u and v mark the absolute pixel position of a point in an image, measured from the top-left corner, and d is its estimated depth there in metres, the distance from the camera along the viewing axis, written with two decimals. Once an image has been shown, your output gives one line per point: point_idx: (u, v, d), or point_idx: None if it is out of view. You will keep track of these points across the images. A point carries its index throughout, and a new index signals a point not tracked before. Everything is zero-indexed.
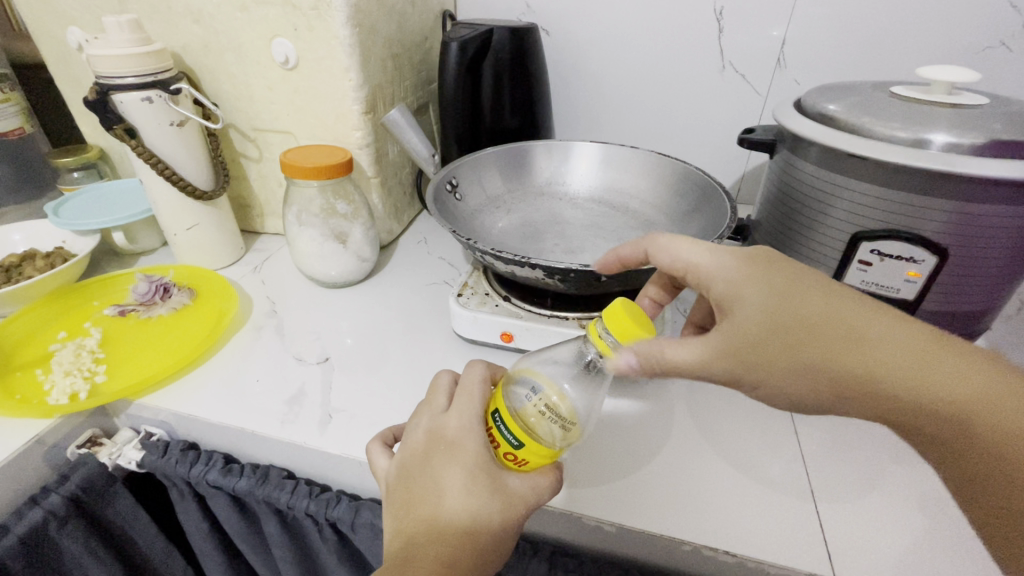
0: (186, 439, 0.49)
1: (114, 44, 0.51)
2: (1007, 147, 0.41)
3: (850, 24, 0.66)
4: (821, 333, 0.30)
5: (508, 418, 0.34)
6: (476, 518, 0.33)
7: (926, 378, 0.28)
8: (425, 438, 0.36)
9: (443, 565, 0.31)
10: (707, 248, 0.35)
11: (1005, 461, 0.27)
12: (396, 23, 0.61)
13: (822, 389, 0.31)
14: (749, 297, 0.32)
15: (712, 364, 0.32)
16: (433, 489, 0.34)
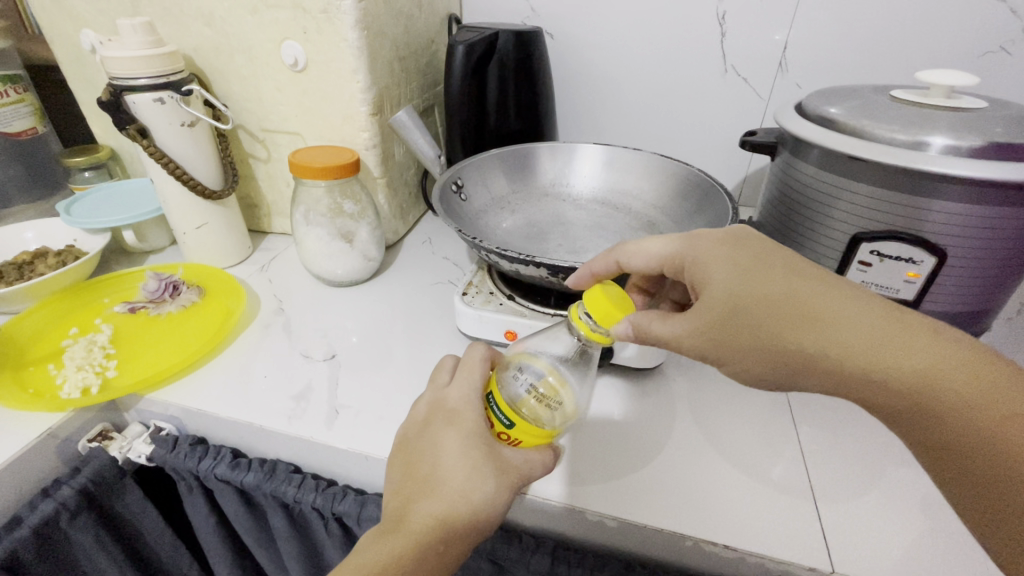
0: (195, 434, 0.50)
1: (127, 46, 0.52)
2: (1005, 150, 0.41)
3: (852, 28, 0.67)
4: (777, 313, 0.32)
5: (501, 400, 0.35)
6: (474, 476, 0.33)
7: (886, 355, 0.30)
8: (426, 408, 0.38)
9: (438, 520, 0.32)
10: (679, 236, 0.37)
11: (953, 424, 0.29)
12: (404, 27, 0.62)
13: (779, 364, 0.33)
14: (717, 277, 0.34)
15: (686, 342, 0.35)
16: (432, 451, 0.35)
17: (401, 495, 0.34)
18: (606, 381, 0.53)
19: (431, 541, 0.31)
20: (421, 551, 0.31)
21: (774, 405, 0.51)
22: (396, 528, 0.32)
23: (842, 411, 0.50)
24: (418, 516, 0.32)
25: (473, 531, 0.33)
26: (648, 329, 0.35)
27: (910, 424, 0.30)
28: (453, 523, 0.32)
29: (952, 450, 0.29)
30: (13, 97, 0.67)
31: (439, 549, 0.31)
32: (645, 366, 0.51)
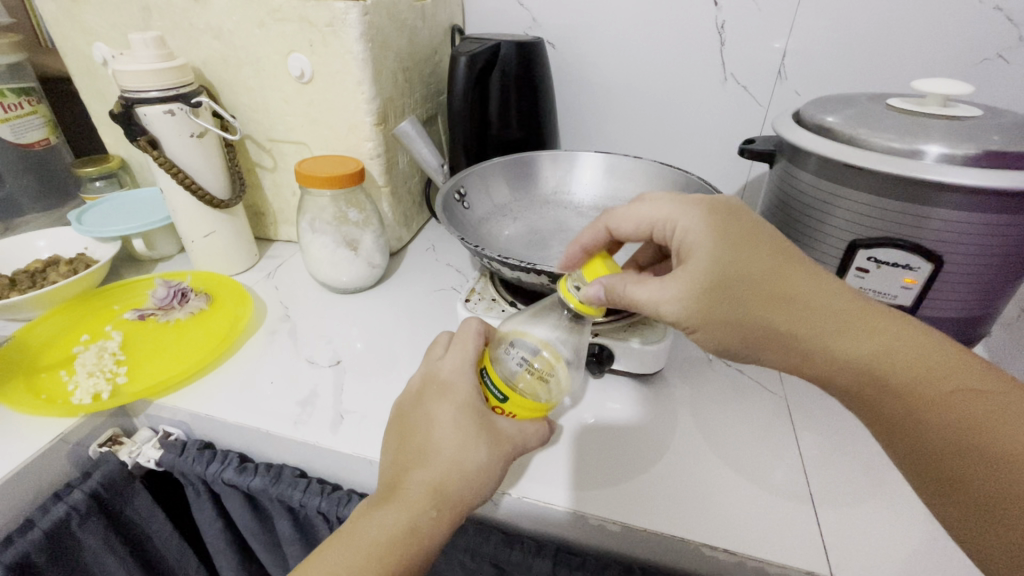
0: (203, 439, 0.51)
1: (139, 60, 0.53)
2: (998, 157, 0.42)
3: (850, 36, 0.67)
4: (756, 291, 0.33)
5: (495, 376, 0.37)
6: (466, 445, 0.34)
7: (850, 335, 0.32)
8: (421, 381, 0.39)
9: (432, 488, 0.33)
10: (675, 201, 0.37)
11: (905, 400, 0.32)
12: (407, 38, 0.63)
13: (750, 340, 0.34)
14: (705, 249, 0.34)
15: (666, 306, 0.35)
16: (426, 422, 0.36)
17: (396, 466, 0.35)
18: (608, 387, 0.53)
19: (424, 509, 0.32)
20: (416, 519, 0.32)
21: (774, 410, 0.51)
22: (392, 495, 0.33)
23: (842, 417, 0.51)
24: (411, 485, 0.33)
25: (467, 498, 0.34)
26: (621, 290, 0.35)
27: (866, 399, 0.33)
28: (446, 491, 0.33)
29: (901, 426, 0.32)
30: (26, 109, 0.69)
31: (433, 514, 0.32)
32: (647, 370, 0.51)
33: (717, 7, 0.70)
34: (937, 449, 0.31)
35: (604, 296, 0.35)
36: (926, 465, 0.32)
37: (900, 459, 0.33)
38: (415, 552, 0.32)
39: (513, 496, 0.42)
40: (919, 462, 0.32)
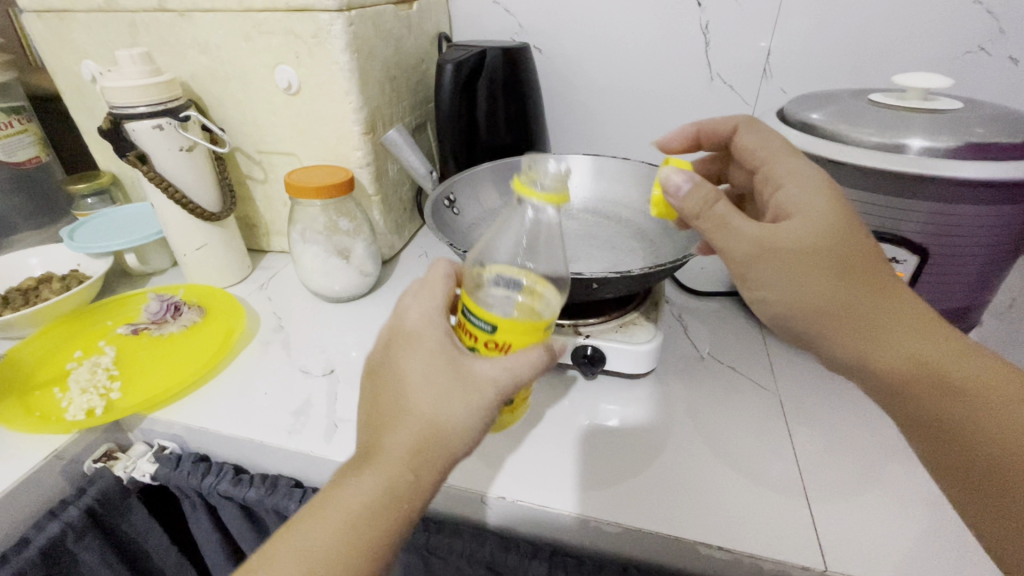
0: (197, 452, 0.51)
1: (126, 76, 0.54)
2: (979, 149, 0.42)
3: (832, 34, 0.68)
4: (844, 263, 0.34)
5: (474, 309, 0.37)
6: (443, 398, 0.33)
7: (909, 333, 0.33)
8: (390, 334, 0.38)
9: (408, 452, 0.32)
10: (799, 164, 0.39)
11: (953, 404, 0.32)
12: (393, 47, 0.64)
13: (819, 314, 0.34)
14: (814, 209, 0.35)
15: (745, 246, 0.35)
16: (396, 378, 0.35)
17: (372, 427, 0.34)
18: (601, 388, 0.53)
19: (404, 471, 0.32)
20: (396, 481, 0.32)
21: (767, 406, 0.52)
22: (372, 457, 0.33)
23: (835, 411, 0.51)
24: (388, 446, 0.33)
25: (448, 452, 0.33)
26: (706, 206, 0.36)
27: (916, 398, 0.34)
28: (426, 449, 0.33)
29: (944, 427, 0.33)
30: (16, 128, 0.69)
31: (410, 478, 0.32)
32: (639, 371, 0.51)
33: (701, 8, 0.71)
34: (984, 458, 0.32)
35: (686, 197, 0.37)
36: (963, 466, 0.33)
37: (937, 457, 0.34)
38: (398, 513, 0.32)
39: (509, 500, 0.42)
40: (962, 467, 0.33)
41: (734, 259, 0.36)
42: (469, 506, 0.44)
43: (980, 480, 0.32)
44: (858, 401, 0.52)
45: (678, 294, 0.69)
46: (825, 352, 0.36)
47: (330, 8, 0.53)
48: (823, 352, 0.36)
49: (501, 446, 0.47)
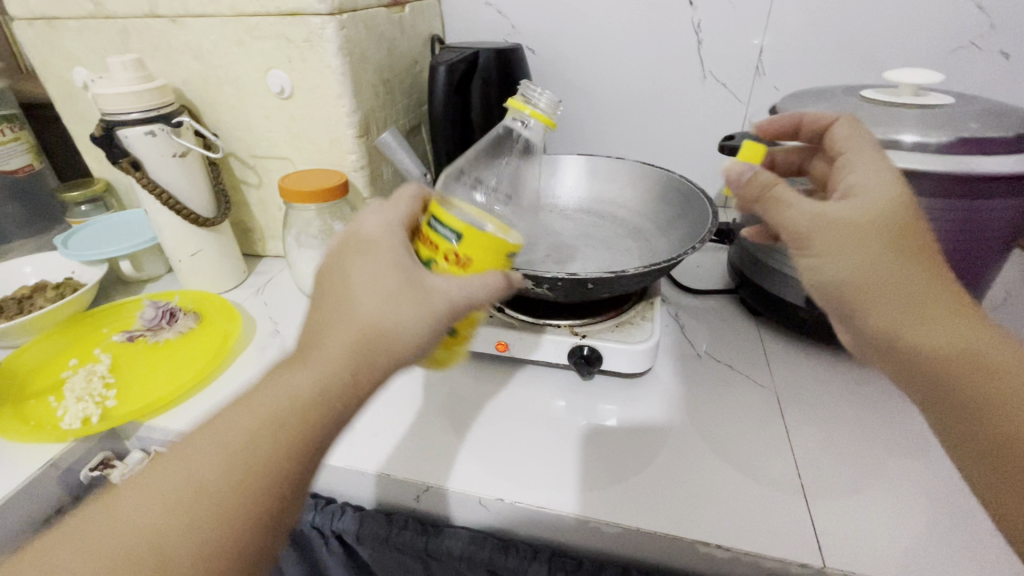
0: None
1: (119, 82, 0.54)
2: (970, 144, 0.42)
3: (824, 30, 0.68)
4: (895, 234, 0.34)
5: (441, 216, 0.35)
6: (392, 299, 0.32)
7: (947, 315, 0.33)
8: (347, 237, 0.37)
9: (346, 352, 0.31)
10: (874, 151, 0.39)
11: (982, 386, 0.31)
12: (386, 50, 0.64)
13: (859, 279, 0.35)
14: (876, 189, 0.36)
15: (802, 218, 0.36)
16: (344, 280, 0.34)
17: (312, 328, 0.33)
18: (599, 388, 0.53)
19: (344, 367, 0.31)
20: (337, 377, 0.31)
21: (765, 403, 0.52)
22: (315, 350, 0.32)
23: (833, 407, 0.51)
24: (327, 345, 0.32)
25: (393, 356, 0.32)
26: (770, 187, 0.38)
27: (942, 376, 0.32)
28: (368, 347, 0.32)
29: (969, 407, 0.31)
30: (9, 136, 0.69)
31: (347, 379, 0.31)
32: (637, 371, 0.51)
33: (693, 7, 0.71)
34: (1003, 437, 0.30)
35: (748, 181, 0.38)
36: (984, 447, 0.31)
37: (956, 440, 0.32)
38: (335, 411, 0.31)
39: (507, 502, 0.42)
40: (980, 444, 0.31)
41: (787, 228, 0.37)
42: (466, 509, 0.44)
43: (995, 461, 0.30)
44: (855, 397, 0.52)
45: (675, 292, 0.69)
46: (864, 323, 0.36)
47: (321, 12, 0.53)
48: (862, 324, 0.36)
49: (498, 448, 0.46)
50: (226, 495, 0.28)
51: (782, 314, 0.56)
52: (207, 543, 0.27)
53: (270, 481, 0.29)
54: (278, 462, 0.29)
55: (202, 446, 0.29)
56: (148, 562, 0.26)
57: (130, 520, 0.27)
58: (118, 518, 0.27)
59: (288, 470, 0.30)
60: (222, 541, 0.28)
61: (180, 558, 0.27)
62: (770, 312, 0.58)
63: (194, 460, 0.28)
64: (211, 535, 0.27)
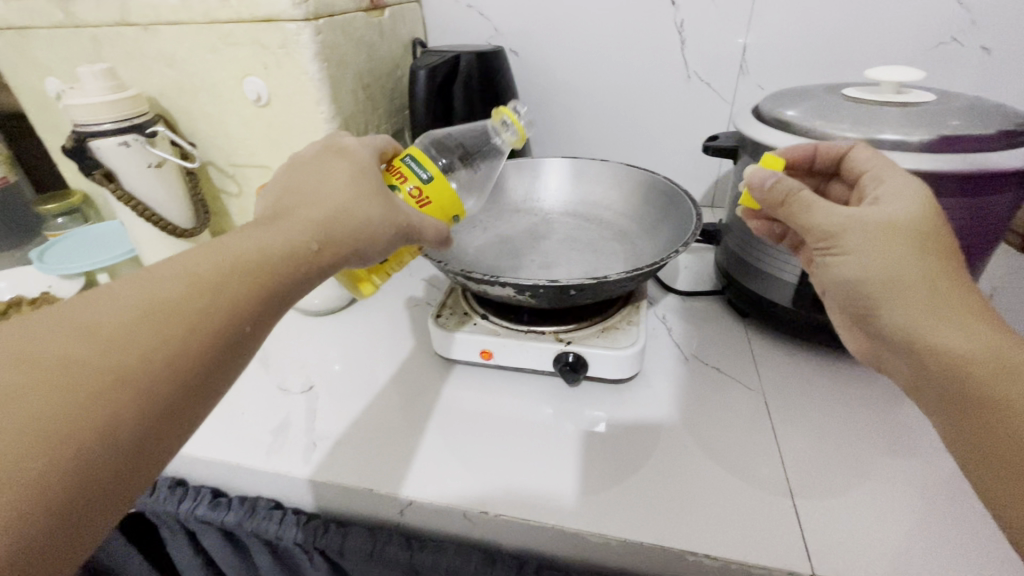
0: (173, 477, 0.50)
1: (90, 93, 0.53)
2: (952, 142, 0.42)
3: (807, 28, 0.68)
4: (920, 238, 0.34)
5: (418, 158, 0.42)
6: (355, 197, 0.37)
7: (971, 320, 0.32)
8: (312, 151, 0.40)
9: (316, 226, 0.34)
10: (903, 172, 0.39)
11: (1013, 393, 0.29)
12: (366, 55, 0.63)
13: (882, 277, 0.34)
14: (904, 201, 0.36)
15: (828, 221, 0.36)
16: (319, 176, 0.37)
17: (281, 206, 0.35)
18: (586, 393, 0.53)
19: (308, 237, 0.33)
20: (301, 245, 0.33)
21: (753, 406, 0.51)
22: (278, 221, 0.34)
23: (821, 408, 0.51)
24: (300, 218, 0.34)
25: (352, 240, 0.35)
26: (797, 192, 0.37)
27: (969, 381, 0.30)
28: (336, 228, 0.35)
29: (996, 413, 0.29)
30: None
31: (315, 248, 0.33)
32: (622, 376, 0.50)
33: (675, 6, 0.70)
34: None
35: (771, 187, 0.38)
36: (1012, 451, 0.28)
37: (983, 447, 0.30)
38: (296, 273, 0.32)
39: (492, 515, 0.41)
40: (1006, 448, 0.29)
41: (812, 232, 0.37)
42: (451, 522, 0.43)
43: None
44: (844, 398, 0.52)
45: (662, 294, 0.68)
46: (884, 320, 0.35)
47: (296, 17, 0.51)
48: (884, 322, 0.35)
49: (483, 459, 0.45)
50: (174, 316, 0.27)
51: (769, 315, 0.56)
52: (147, 361, 0.25)
53: (220, 317, 0.28)
54: (233, 300, 0.29)
55: (150, 275, 0.28)
56: (78, 366, 0.24)
57: (59, 331, 0.25)
58: (42, 330, 0.25)
59: (240, 313, 0.29)
60: (162, 361, 0.26)
61: (116, 368, 0.25)
62: (757, 314, 0.57)
63: (140, 285, 0.27)
64: (149, 355, 0.26)
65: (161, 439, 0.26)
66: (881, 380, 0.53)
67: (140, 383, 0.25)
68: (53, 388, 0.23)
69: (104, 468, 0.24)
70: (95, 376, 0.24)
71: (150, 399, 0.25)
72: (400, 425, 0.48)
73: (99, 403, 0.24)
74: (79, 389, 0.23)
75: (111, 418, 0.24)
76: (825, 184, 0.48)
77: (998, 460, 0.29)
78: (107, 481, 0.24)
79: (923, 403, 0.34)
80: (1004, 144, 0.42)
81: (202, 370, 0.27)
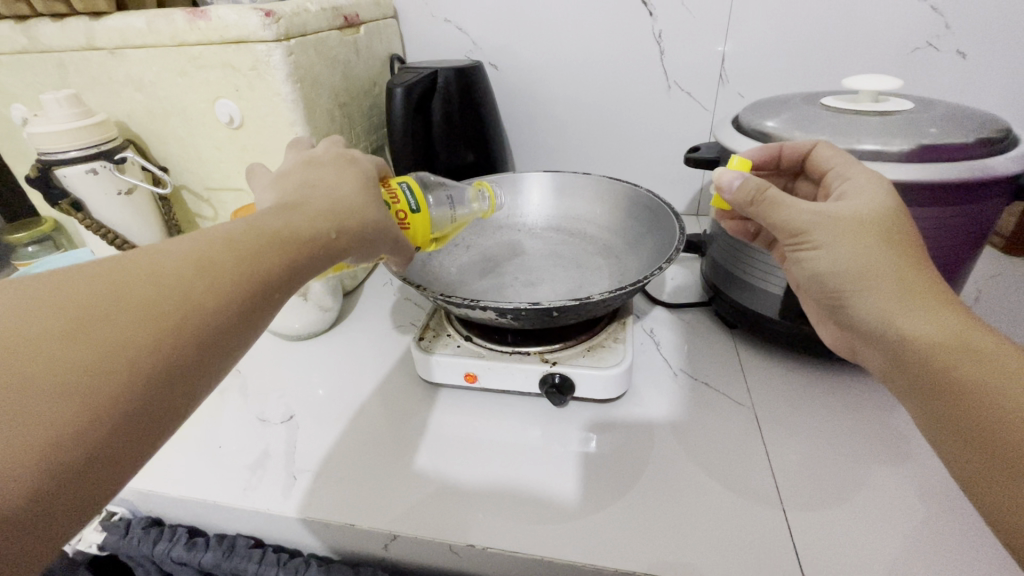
0: (147, 516, 0.49)
1: (54, 120, 0.51)
2: (933, 151, 0.42)
3: (785, 35, 0.68)
4: (888, 229, 0.34)
5: (415, 189, 0.43)
6: (368, 200, 0.36)
7: (936, 310, 0.31)
8: (327, 154, 0.39)
9: (329, 216, 0.33)
10: (867, 170, 0.38)
11: (978, 383, 0.28)
12: (341, 73, 0.62)
13: (853, 269, 0.33)
14: (871, 197, 0.35)
15: (799, 218, 0.35)
16: (334, 178, 0.36)
17: (295, 194, 0.34)
18: (574, 413, 0.52)
19: (322, 229, 0.32)
20: (314, 235, 0.31)
21: (744, 422, 0.50)
22: (293, 206, 0.32)
23: (812, 418, 0.50)
24: (309, 206, 0.33)
25: (359, 236, 0.34)
26: (764, 190, 0.36)
27: (933, 370, 0.30)
28: (348, 220, 0.34)
29: (963, 403, 0.29)
30: None
31: (332, 236, 0.32)
32: (610, 396, 0.49)
33: (653, 16, 0.70)
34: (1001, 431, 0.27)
35: (738, 187, 0.36)
36: (978, 440, 0.28)
37: (954, 436, 0.29)
38: (313, 254, 0.31)
39: (479, 548, 0.39)
40: (973, 437, 0.28)
41: (785, 228, 0.36)
42: (438, 555, 0.41)
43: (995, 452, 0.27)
44: (836, 410, 0.51)
45: (649, 307, 0.67)
46: (854, 312, 0.34)
47: (266, 38, 0.50)
48: (854, 314, 0.34)
49: (469, 486, 0.44)
50: (193, 292, 0.25)
51: (758, 327, 0.55)
52: (162, 337, 0.24)
53: (241, 299, 0.27)
54: (251, 283, 0.27)
55: (169, 247, 0.26)
56: (94, 333, 0.22)
57: (68, 295, 0.23)
58: (50, 293, 0.23)
59: (255, 296, 0.27)
60: (179, 337, 0.24)
61: (128, 340, 0.23)
62: (744, 326, 0.56)
63: (159, 256, 0.26)
64: (166, 329, 0.24)
65: (167, 414, 0.24)
66: (871, 389, 0.53)
67: (146, 361, 0.23)
68: (80, 339, 0.22)
69: (102, 441, 0.22)
70: (110, 343, 0.22)
71: (172, 359, 0.24)
72: (383, 453, 0.47)
73: (112, 372, 0.22)
74: (83, 361, 0.22)
75: (127, 384, 0.22)
76: (793, 183, 0.48)
77: (964, 443, 0.29)
78: (105, 453, 0.22)
79: (895, 392, 0.34)
80: (983, 151, 0.42)
81: (211, 353, 0.25)
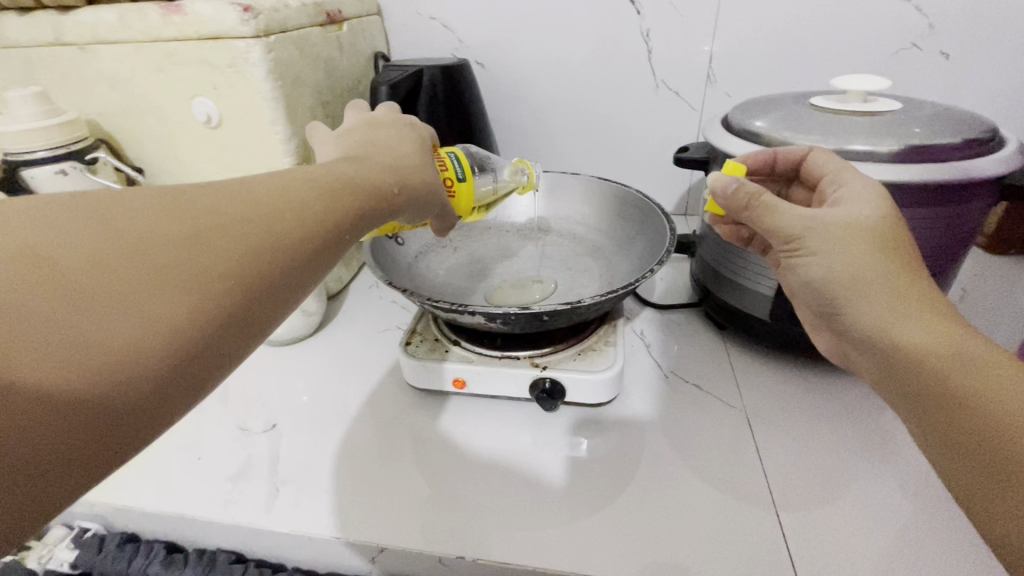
0: (122, 532, 0.47)
1: (18, 118, 0.49)
2: (921, 151, 0.42)
3: (771, 35, 0.68)
4: (884, 233, 0.33)
5: (462, 159, 0.42)
6: (425, 160, 0.37)
7: (931, 322, 0.30)
8: (391, 115, 0.40)
9: (391, 170, 0.34)
10: (862, 176, 0.38)
11: (972, 400, 0.28)
12: (323, 71, 0.61)
13: (844, 276, 0.33)
14: (868, 204, 0.35)
15: (795, 220, 0.35)
16: (393, 138, 0.37)
17: (362, 147, 0.35)
18: (564, 418, 0.51)
19: (387, 184, 0.33)
20: (379, 187, 0.32)
21: (734, 423, 0.50)
22: (359, 158, 0.34)
23: (801, 418, 0.50)
24: (375, 159, 0.34)
25: (417, 194, 0.35)
26: (759, 196, 0.36)
27: (928, 387, 0.29)
28: (411, 177, 0.35)
29: (958, 420, 0.28)
30: None
31: (394, 191, 0.33)
32: (601, 400, 0.49)
33: (641, 15, 0.70)
34: (997, 452, 0.26)
35: (732, 192, 0.36)
36: (972, 461, 0.27)
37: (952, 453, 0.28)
38: (378, 208, 0.32)
39: (469, 559, 0.38)
40: (970, 455, 0.27)
41: (779, 233, 0.36)
42: (425, 567, 0.40)
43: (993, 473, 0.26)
44: (828, 415, 0.50)
45: (640, 308, 0.67)
46: (848, 320, 0.34)
47: (245, 35, 0.48)
48: (849, 322, 0.34)
49: (458, 494, 0.43)
50: (283, 219, 0.27)
51: (750, 329, 0.55)
52: (258, 254, 0.25)
53: (321, 231, 0.28)
54: (314, 225, 0.28)
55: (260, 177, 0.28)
56: (203, 241, 0.24)
57: (152, 213, 0.24)
58: (156, 202, 0.24)
59: (327, 234, 0.28)
60: (272, 256, 0.26)
61: (230, 252, 0.24)
62: (735, 327, 0.56)
63: (245, 189, 0.27)
64: (259, 249, 0.25)
65: (260, 322, 0.26)
66: (859, 390, 0.53)
67: (246, 271, 0.25)
68: (189, 244, 0.23)
69: (208, 337, 0.23)
70: (215, 251, 0.24)
71: (263, 275, 0.25)
72: (369, 462, 0.46)
73: (216, 276, 0.24)
74: (177, 271, 0.23)
75: (229, 291, 0.24)
76: (787, 188, 0.47)
77: (959, 459, 0.28)
78: (210, 349, 0.24)
79: (886, 400, 0.34)
80: (971, 152, 0.43)
81: (285, 281, 0.26)
